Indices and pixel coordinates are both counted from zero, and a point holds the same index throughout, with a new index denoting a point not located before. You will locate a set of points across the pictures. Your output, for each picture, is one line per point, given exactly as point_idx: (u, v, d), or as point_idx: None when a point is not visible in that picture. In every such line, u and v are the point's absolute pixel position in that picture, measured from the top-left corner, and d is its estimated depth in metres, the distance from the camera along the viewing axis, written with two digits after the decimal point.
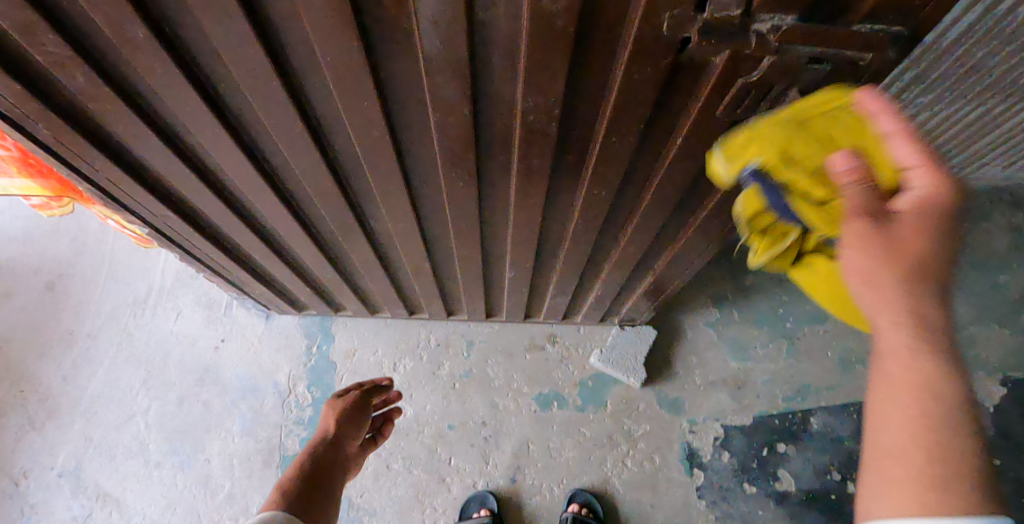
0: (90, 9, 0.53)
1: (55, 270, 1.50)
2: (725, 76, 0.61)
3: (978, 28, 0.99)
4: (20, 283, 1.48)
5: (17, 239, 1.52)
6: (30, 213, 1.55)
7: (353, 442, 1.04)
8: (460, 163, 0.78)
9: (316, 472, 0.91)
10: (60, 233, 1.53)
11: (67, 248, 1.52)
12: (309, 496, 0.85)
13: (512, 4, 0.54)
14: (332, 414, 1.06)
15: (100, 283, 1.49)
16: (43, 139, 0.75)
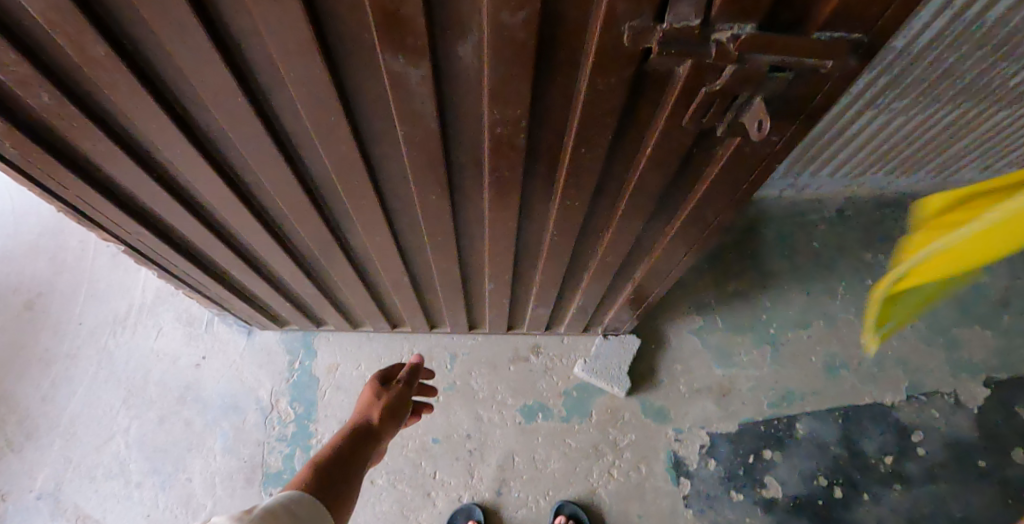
0: (49, 28, 0.53)
1: (34, 288, 1.48)
2: (689, 86, 0.61)
3: (948, 33, 1.00)
4: None
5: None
6: (7, 232, 1.53)
7: (388, 435, 1.02)
8: (431, 177, 0.78)
9: (353, 461, 0.89)
10: (38, 252, 1.51)
11: (44, 267, 1.50)
12: (343, 479, 0.84)
13: (473, 19, 0.54)
14: (372, 404, 1.04)
15: (79, 302, 1.47)
16: (10, 158, 0.74)
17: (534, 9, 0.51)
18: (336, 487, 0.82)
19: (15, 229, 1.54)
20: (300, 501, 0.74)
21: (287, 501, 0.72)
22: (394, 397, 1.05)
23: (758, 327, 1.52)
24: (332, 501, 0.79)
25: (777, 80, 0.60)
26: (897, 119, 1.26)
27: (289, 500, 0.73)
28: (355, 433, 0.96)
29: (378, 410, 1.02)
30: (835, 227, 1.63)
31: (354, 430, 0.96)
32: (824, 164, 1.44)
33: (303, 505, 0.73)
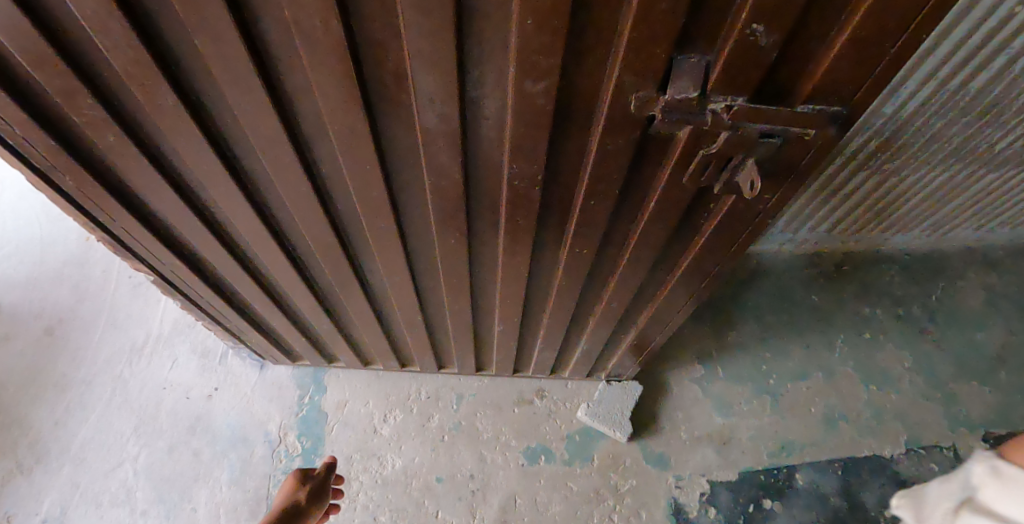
0: (129, 80, 0.63)
1: (56, 315, 1.52)
2: (689, 147, 0.68)
3: (933, 101, 1.09)
4: (20, 327, 1.50)
5: (18, 285, 1.56)
6: (34, 261, 1.60)
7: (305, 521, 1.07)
8: (452, 222, 0.84)
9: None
10: (62, 281, 1.57)
11: (67, 295, 1.55)
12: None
13: (500, 86, 0.63)
14: (289, 494, 1.10)
15: (98, 330, 1.51)
16: (68, 189, 0.83)
17: (553, 79, 0.60)
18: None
19: (42, 259, 1.60)
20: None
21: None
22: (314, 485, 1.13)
23: (758, 378, 1.54)
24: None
25: (767, 145, 0.67)
26: (889, 180, 1.34)
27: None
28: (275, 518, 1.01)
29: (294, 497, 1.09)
30: (833, 281, 1.68)
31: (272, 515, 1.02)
32: (820, 221, 1.51)
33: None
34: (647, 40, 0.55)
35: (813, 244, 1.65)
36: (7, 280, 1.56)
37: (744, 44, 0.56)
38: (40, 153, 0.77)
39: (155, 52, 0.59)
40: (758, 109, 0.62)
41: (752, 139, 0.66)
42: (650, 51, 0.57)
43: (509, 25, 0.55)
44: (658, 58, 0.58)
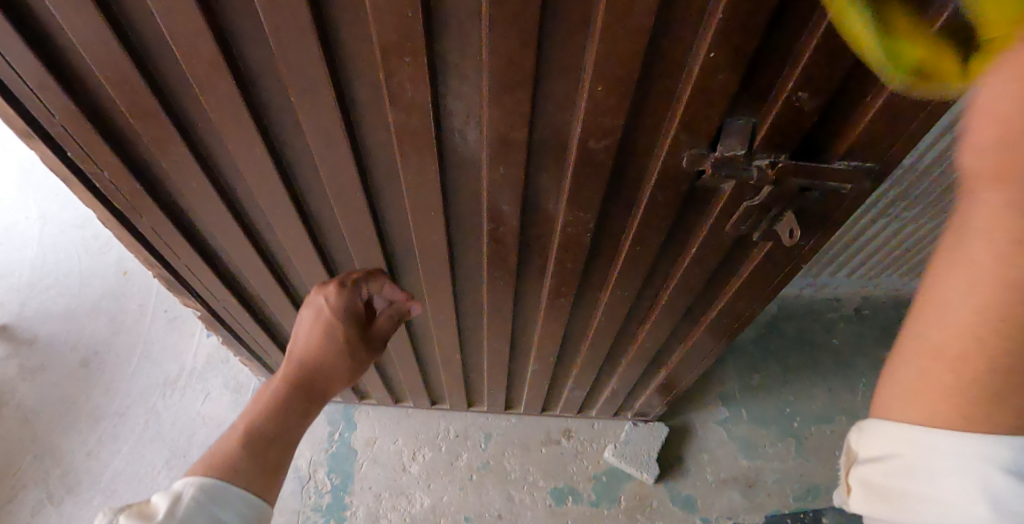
0: (222, 131, 0.70)
1: (91, 347, 1.55)
2: (733, 197, 0.74)
3: (951, 152, 1.16)
4: (56, 358, 1.53)
5: (56, 316, 1.59)
6: (73, 293, 1.64)
7: (337, 379, 0.81)
8: (503, 264, 0.90)
9: (289, 432, 0.70)
10: (99, 313, 1.60)
11: (104, 327, 1.59)
12: (282, 445, 0.67)
13: (563, 143, 0.69)
14: (315, 331, 0.82)
15: (133, 362, 1.54)
16: (143, 229, 0.89)
17: (614, 137, 0.66)
18: (271, 448, 0.65)
19: (80, 290, 1.64)
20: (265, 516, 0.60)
21: (236, 508, 0.58)
22: (337, 325, 0.84)
23: (783, 419, 1.55)
24: (267, 478, 0.63)
25: (805, 196, 0.72)
26: (908, 227, 1.39)
27: (214, 488, 0.57)
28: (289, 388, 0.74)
29: (315, 345, 0.81)
30: (855, 325, 1.71)
31: (281, 387, 0.74)
32: (841, 266, 1.57)
33: (231, 503, 0.57)
34: (702, 103, 0.62)
35: (833, 288, 1.69)
36: (46, 311, 1.60)
37: (789, 108, 0.62)
38: (122, 195, 0.82)
39: (250, 105, 0.66)
40: (801, 165, 0.67)
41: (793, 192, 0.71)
42: (705, 112, 0.63)
43: (579, 89, 0.62)
44: (711, 120, 0.64)
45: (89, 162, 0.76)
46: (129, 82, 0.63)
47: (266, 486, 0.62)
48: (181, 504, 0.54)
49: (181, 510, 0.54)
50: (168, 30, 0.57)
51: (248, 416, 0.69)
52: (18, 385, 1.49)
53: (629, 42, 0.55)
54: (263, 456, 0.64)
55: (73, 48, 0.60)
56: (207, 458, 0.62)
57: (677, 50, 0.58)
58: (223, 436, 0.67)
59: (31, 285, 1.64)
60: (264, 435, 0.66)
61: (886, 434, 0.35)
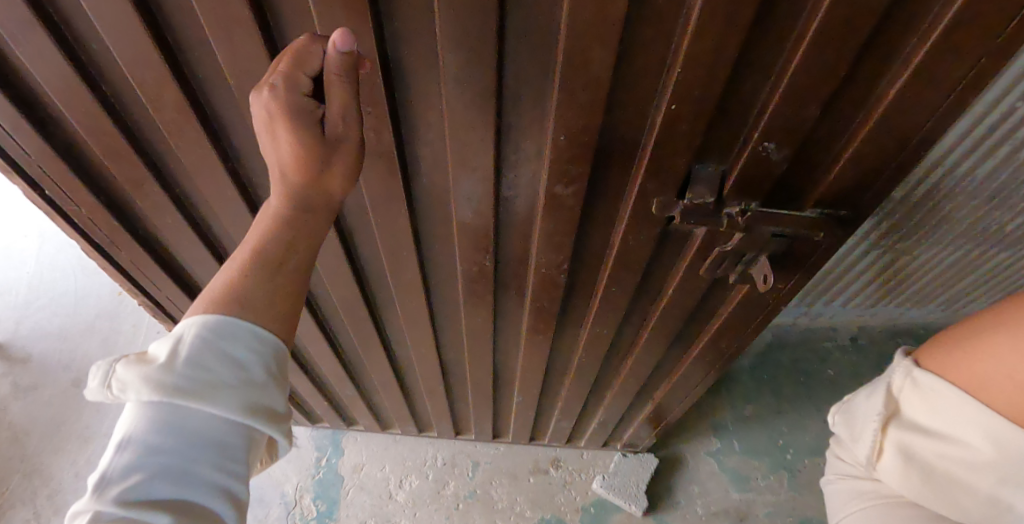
0: (194, 174, 0.71)
1: (84, 367, 1.58)
2: (705, 241, 0.73)
3: (942, 186, 1.14)
4: (49, 377, 1.56)
5: (50, 336, 1.63)
6: (68, 312, 1.67)
7: (339, 180, 0.49)
8: (479, 301, 0.90)
9: (296, 253, 0.46)
10: (94, 333, 1.64)
11: (98, 347, 1.62)
12: (295, 268, 0.46)
13: (531, 187, 0.69)
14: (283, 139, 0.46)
15: None
16: (123, 263, 0.90)
17: (581, 184, 0.66)
18: (275, 278, 0.45)
19: (76, 310, 1.68)
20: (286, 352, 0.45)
21: (252, 343, 0.42)
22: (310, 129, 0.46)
23: (776, 451, 1.51)
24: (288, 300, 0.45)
25: (779, 244, 0.72)
26: (901, 257, 1.37)
27: (222, 325, 0.42)
28: (283, 213, 0.47)
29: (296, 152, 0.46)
30: (850, 355, 1.68)
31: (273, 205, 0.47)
32: (835, 295, 1.54)
33: (242, 336, 0.42)
34: (666, 151, 0.61)
35: (829, 316, 1.66)
36: (42, 330, 1.64)
37: (756, 157, 0.62)
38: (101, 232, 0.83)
39: (219, 150, 0.67)
40: (771, 213, 0.66)
41: (765, 240, 0.70)
42: (670, 159, 0.62)
43: (543, 138, 0.62)
44: (677, 167, 0.64)
45: (64, 199, 0.76)
46: (99, 125, 0.64)
47: (285, 317, 0.45)
48: (182, 346, 0.40)
49: (183, 351, 0.40)
50: (136, 80, 0.58)
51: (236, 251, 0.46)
52: (10, 403, 1.52)
53: (585, 92, 0.55)
54: (267, 290, 0.44)
55: (41, 91, 0.60)
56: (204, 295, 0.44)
57: (638, 100, 0.57)
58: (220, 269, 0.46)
59: (27, 304, 1.68)
60: (264, 263, 0.44)
61: (938, 394, 0.56)
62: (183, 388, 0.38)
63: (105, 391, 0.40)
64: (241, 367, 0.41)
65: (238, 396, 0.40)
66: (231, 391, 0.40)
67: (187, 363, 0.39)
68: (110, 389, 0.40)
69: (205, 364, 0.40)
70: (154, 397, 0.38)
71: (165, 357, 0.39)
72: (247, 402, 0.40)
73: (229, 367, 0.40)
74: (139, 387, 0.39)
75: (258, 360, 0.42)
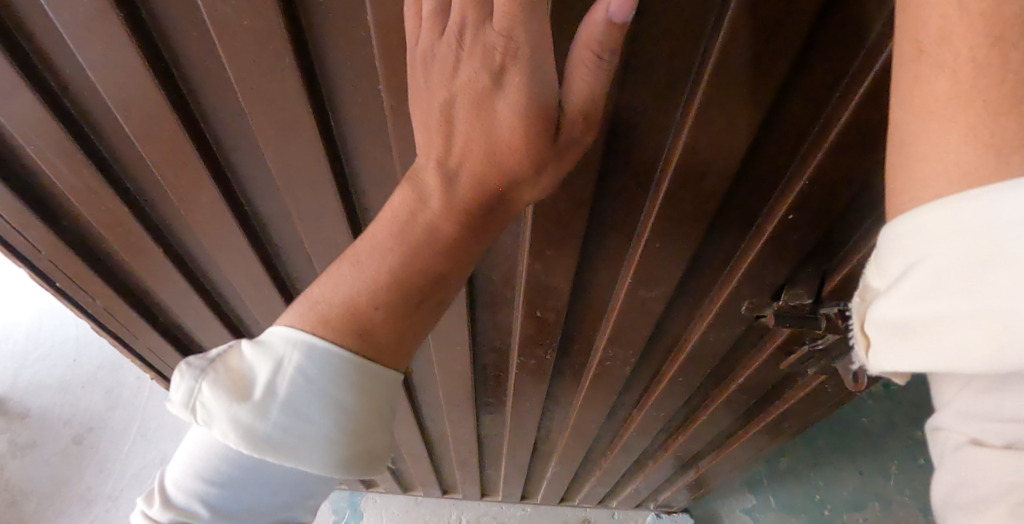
0: (226, 267, 0.62)
1: (86, 423, 1.65)
2: (791, 338, 0.66)
3: None
4: (49, 433, 1.62)
5: (50, 389, 1.68)
6: (68, 363, 1.72)
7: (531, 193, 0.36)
8: (531, 388, 0.83)
9: (448, 282, 0.38)
10: (96, 386, 1.70)
11: (100, 400, 1.68)
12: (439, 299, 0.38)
13: (608, 285, 0.62)
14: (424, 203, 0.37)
15: (128, 440, 1.63)
16: (140, 353, 0.81)
17: (667, 285, 0.59)
18: (418, 314, 0.37)
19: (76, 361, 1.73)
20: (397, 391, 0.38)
21: (356, 385, 0.35)
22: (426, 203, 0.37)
23: None
24: (391, 350, 0.36)
25: None
26: None
27: (335, 364, 0.34)
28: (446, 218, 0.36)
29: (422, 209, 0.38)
30: None
31: (433, 194, 0.36)
32: None
33: (350, 386, 0.35)
34: (772, 255, 0.54)
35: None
36: (40, 383, 1.69)
37: None
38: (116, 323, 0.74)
39: (256, 247, 0.58)
40: None
41: None
42: (774, 263, 0.55)
43: (632, 239, 0.55)
44: (777, 270, 0.57)
45: (78, 292, 0.66)
46: (117, 221, 0.55)
47: (399, 350, 0.37)
48: (279, 377, 0.34)
49: (281, 391, 0.34)
50: (165, 177, 0.50)
51: (380, 249, 0.36)
52: (8, 461, 1.58)
53: (691, 196, 0.48)
54: (404, 324, 0.36)
55: (53, 185, 0.52)
56: (320, 294, 0.36)
57: (749, 205, 0.50)
58: (355, 246, 0.38)
59: (25, 355, 1.73)
60: (411, 293, 0.36)
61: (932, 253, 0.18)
62: (280, 439, 0.34)
63: (186, 409, 0.35)
64: (341, 414, 0.34)
65: (338, 458, 0.35)
66: (323, 445, 0.34)
67: (284, 409, 0.33)
68: (196, 416, 0.34)
69: (304, 413, 0.34)
70: (243, 444, 0.33)
71: (262, 393, 0.34)
72: (347, 467, 0.35)
73: (330, 415, 0.34)
74: (224, 428, 0.33)
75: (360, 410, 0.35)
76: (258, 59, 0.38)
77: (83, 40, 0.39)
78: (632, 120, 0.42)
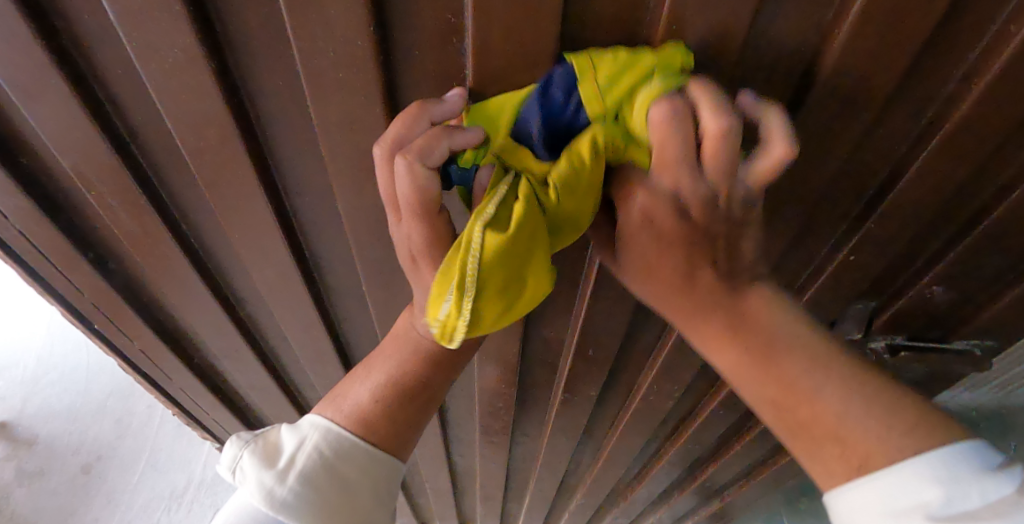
0: (277, 308, 0.60)
1: (94, 452, 1.75)
2: None
3: None
4: (55, 462, 1.72)
5: (60, 415, 1.81)
6: (81, 390, 1.86)
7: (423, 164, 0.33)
8: (570, 424, 0.82)
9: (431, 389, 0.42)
10: (106, 415, 1.82)
11: (109, 429, 1.80)
12: (427, 405, 0.43)
13: (661, 322, 0.62)
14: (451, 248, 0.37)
15: (137, 471, 1.74)
16: (174, 395, 0.79)
17: None
18: (410, 412, 0.41)
19: (86, 388, 1.88)
20: (389, 485, 0.40)
21: (362, 465, 0.38)
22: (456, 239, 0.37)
23: None
24: (391, 444, 0.40)
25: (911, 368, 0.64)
26: None
27: (343, 443, 0.38)
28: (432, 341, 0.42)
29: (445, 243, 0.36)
30: None
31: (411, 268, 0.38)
32: None
33: (357, 465, 0.38)
34: (834, 291, 0.55)
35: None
36: (49, 410, 1.82)
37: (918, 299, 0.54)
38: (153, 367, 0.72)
39: (312, 289, 0.57)
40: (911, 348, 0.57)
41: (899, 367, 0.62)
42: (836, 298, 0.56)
43: None
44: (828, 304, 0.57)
45: (117, 336, 0.64)
46: (171, 265, 0.54)
47: (403, 446, 0.41)
48: (301, 453, 0.37)
49: (301, 462, 0.37)
50: (230, 222, 0.49)
51: (386, 356, 0.43)
52: (15, 489, 1.66)
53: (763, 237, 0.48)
54: (395, 419, 0.40)
55: (106, 230, 0.51)
56: (337, 392, 0.42)
57: (813, 249, 0.50)
58: (366, 363, 0.45)
59: (37, 381, 1.87)
60: (402, 396, 0.41)
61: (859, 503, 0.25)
62: (292, 507, 0.35)
63: (228, 476, 0.39)
64: (348, 494, 0.37)
65: None
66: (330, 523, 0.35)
67: (301, 478, 0.36)
68: (234, 477, 0.38)
69: (319, 490, 0.36)
70: (264, 507, 0.35)
71: (286, 463, 0.37)
72: None
73: (336, 495, 0.36)
74: (257, 490, 0.36)
75: (363, 491, 0.37)
76: (351, 109, 0.38)
77: (165, 91, 0.38)
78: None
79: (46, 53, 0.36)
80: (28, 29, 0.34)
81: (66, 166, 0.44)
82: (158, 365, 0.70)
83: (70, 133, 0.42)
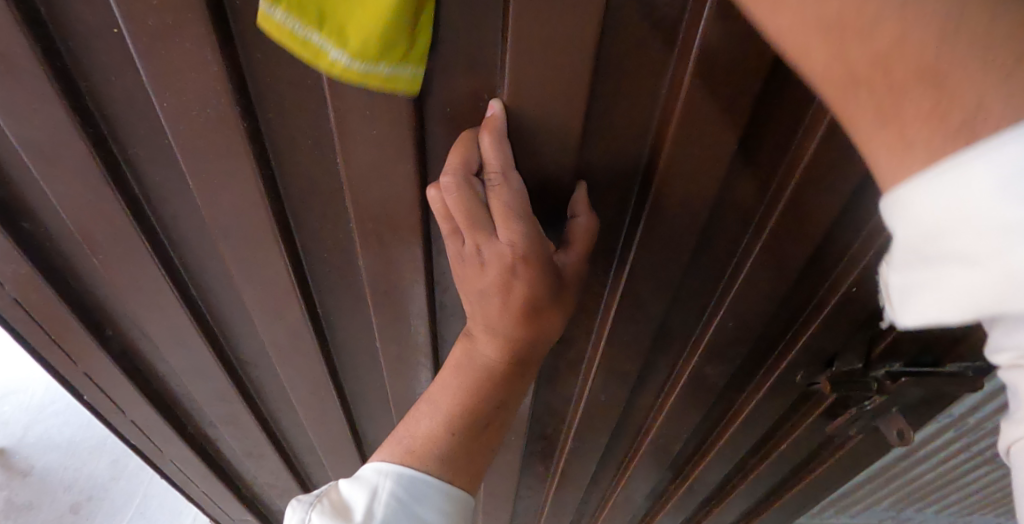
0: (282, 367, 0.58)
1: (87, 491, 1.61)
2: (838, 401, 0.66)
3: None
4: (46, 496, 1.59)
5: (58, 449, 1.68)
6: (81, 423, 1.73)
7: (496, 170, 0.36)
8: (579, 471, 0.80)
9: (497, 415, 0.45)
10: (103, 452, 1.68)
11: (105, 468, 1.65)
12: (494, 430, 0.46)
13: (670, 363, 0.63)
14: (501, 288, 0.39)
15: (126, 517, 1.56)
16: (161, 467, 0.74)
17: (732, 364, 0.60)
18: (480, 439, 0.44)
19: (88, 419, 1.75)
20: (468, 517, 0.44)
21: (440, 504, 0.42)
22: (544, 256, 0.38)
23: None
24: (467, 475, 0.44)
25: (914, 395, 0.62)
26: None
27: (419, 485, 0.42)
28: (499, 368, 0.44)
29: (535, 245, 0.38)
30: None
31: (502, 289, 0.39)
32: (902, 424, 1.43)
33: (437, 505, 0.42)
34: (827, 333, 0.55)
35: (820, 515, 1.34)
36: (50, 440, 1.70)
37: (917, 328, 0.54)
38: (140, 436, 0.67)
39: (322, 345, 0.56)
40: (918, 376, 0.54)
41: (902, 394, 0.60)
42: (834, 339, 0.56)
43: (702, 322, 0.56)
44: (833, 346, 0.58)
45: (105, 402, 0.61)
46: (172, 324, 0.52)
47: (472, 471, 0.45)
48: (375, 505, 0.41)
49: (378, 513, 0.40)
50: (243, 279, 0.48)
51: (452, 387, 0.44)
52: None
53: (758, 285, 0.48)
54: (468, 450, 0.44)
55: (104, 290, 0.49)
56: (402, 431, 0.45)
57: (812, 287, 0.52)
58: (428, 391, 0.47)
59: (41, 408, 1.76)
60: (468, 429, 0.44)
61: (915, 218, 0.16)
62: None
63: None
64: None
65: None
66: None
67: None
68: None
69: None
70: None
71: (361, 517, 0.40)
72: None
73: None
74: None
75: None
76: (379, 167, 0.39)
77: (189, 149, 0.38)
78: (722, 212, 0.44)
79: (68, 115, 0.35)
80: (52, 90, 0.34)
81: (71, 227, 0.43)
82: (147, 433, 0.66)
83: (82, 194, 0.41)
